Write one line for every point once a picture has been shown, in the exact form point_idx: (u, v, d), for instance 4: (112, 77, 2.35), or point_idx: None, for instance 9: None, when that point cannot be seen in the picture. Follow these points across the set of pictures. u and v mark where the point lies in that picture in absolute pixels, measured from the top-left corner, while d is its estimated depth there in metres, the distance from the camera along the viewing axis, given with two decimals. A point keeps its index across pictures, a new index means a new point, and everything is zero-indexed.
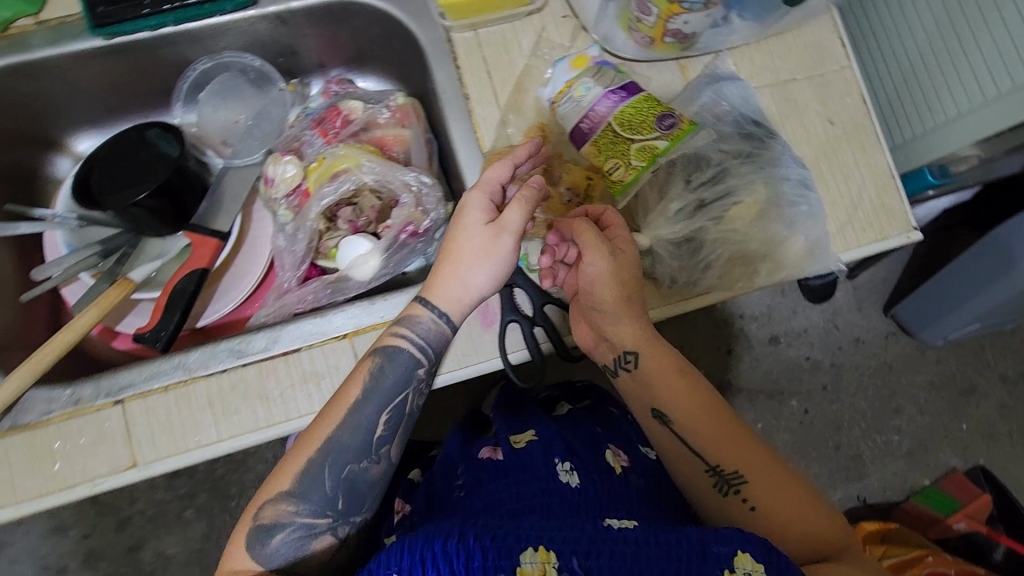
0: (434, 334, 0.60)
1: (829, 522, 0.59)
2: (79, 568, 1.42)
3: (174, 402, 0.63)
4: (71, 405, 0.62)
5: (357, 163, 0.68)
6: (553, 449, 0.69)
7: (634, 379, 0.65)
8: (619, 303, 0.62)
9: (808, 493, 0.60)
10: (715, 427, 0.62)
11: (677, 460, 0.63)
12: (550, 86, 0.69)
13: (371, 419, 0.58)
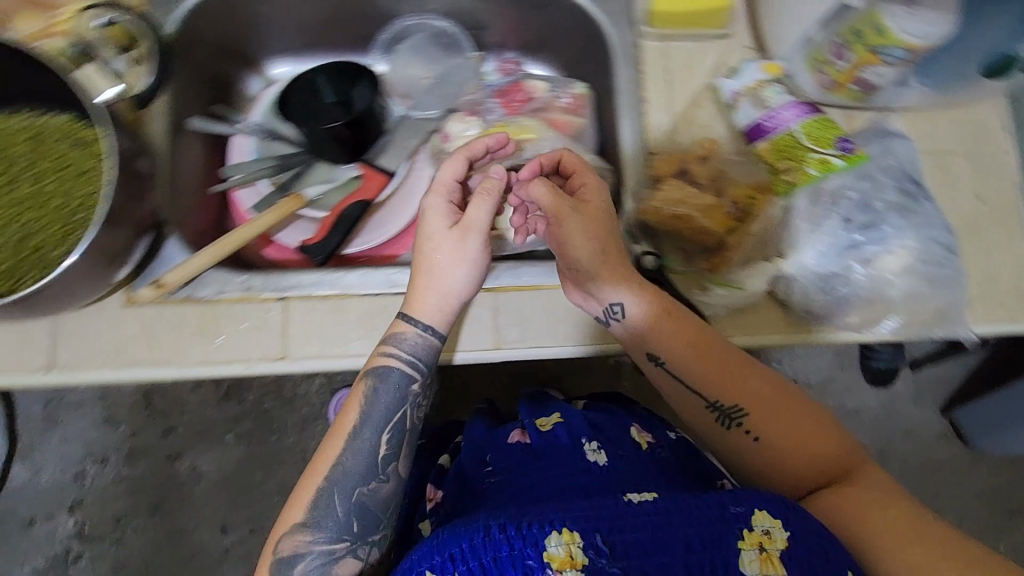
0: (419, 346, 0.66)
1: (837, 444, 0.65)
2: (121, 462, 1.52)
3: (329, 310, 0.69)
4: (241, 291, 0.68)
5: (535, 138, 0.74)
6: (579, 429, 0.77)
7: (626, 327, 0.68)
8: (608, 258, 0.65)
9: (811, 416, 0.67)
10: (705, 364, 0.67)
11: (678, 395, 0.70)
12: (739, 80, 0.74)
13: (370, 441, 0.65)
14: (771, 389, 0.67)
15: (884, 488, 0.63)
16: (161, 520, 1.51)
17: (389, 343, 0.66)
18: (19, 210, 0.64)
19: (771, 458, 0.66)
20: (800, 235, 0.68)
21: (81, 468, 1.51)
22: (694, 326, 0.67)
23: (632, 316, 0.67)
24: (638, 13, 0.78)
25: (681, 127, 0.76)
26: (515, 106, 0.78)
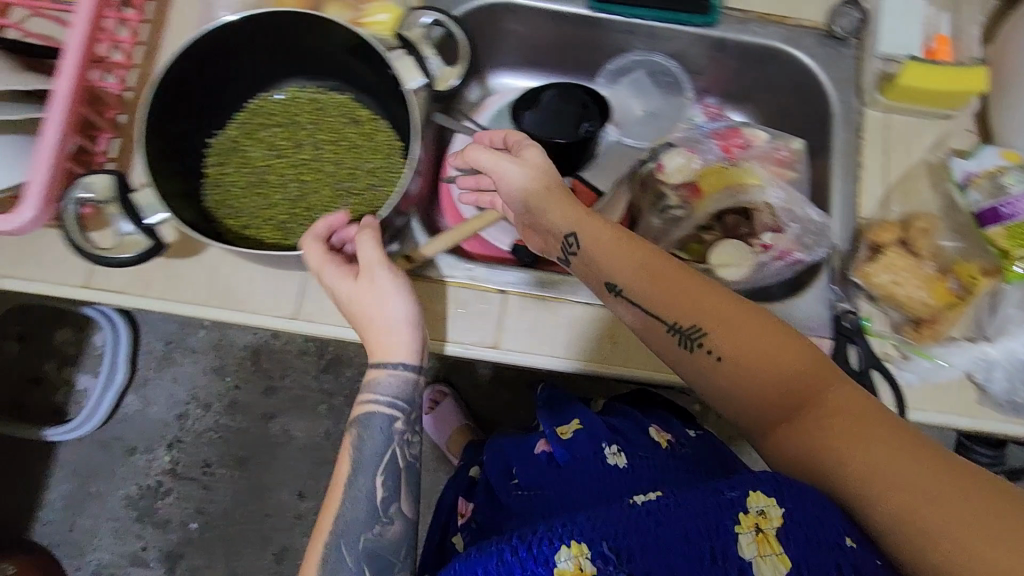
0: (398, 382, 0.64)
1: (802, 365, 0.53)
2: (221, 411, 1.52)
3: (543, 310, 0.73)
4: (466, 278, 0.73)
5: (761, 182, 0.76)
6: (600, 433, 0.79)
7: (582, 261, 0.63)
8: (620, 239, 0.61)
9: (763, 321, 0.55)
10: (660, 283, 0.58)
11: (742, 398, 0.55)
12: (974, 163, 0.73)
13: (369, 486, 0.62)
14: (783, 340, 0.54)
15: (864, 414, 0.49)
16: (246, 473, 1.50)
17: (367, 390, 0.65)
18: (306, 178, 0.71)
19: (816, 426, 0.50)
20: (1009, 324, 0.70)
21: (184, 408, 1.53)
22: (721, 292, 0.57)
23: (629, 281, 0.59)
24: (866, 84, 0.81)
25: (896, 197, 0.78)
26: (734, 150, 0.81)
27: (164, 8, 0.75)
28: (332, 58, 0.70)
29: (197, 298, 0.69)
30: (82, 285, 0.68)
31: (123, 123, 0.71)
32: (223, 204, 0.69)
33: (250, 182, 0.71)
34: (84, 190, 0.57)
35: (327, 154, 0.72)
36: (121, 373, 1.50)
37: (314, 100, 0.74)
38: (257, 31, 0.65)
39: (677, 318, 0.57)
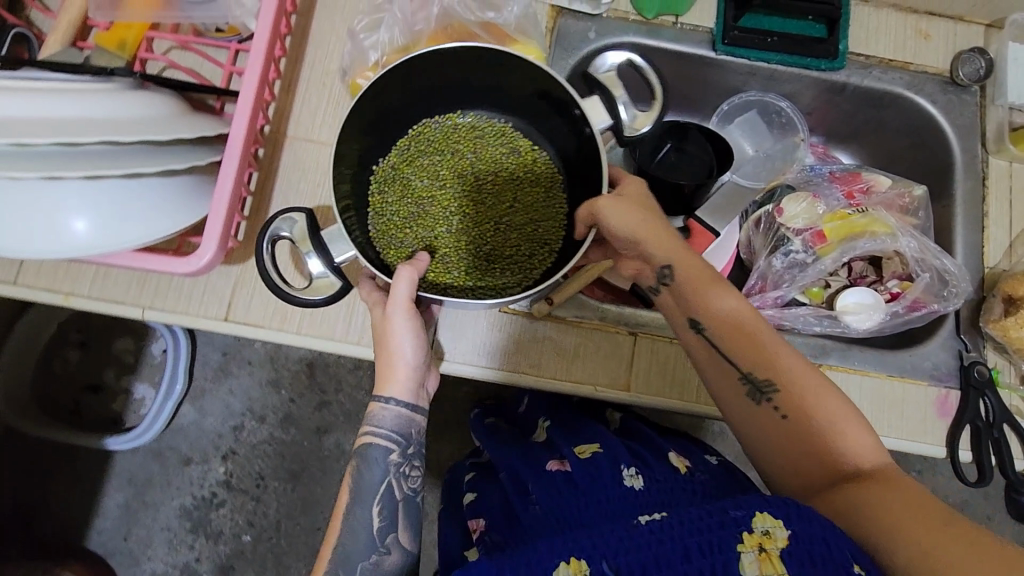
0: (401, 418, 0.63)
1: (856, 439, 0.54)
2: (274, 427, 1.30)
3: (674, 353, 0.73)
4: (597, 318, 0.73)
5: (890, 230, 0.76)
6: (619, 457, 0.73)
7: (670, 296, 0.61)
8: (738, 310, 0.58)
9: (820, 379, 0.56)
10: (745, 337, 0.58)
11: (782, 439, 0.56)
12: None
13: (367, 518, 0.61)
14: (804, 373, 0.56)
15: (900, 495, 0.49)
16: (297, 492, 1.29)
17: (368, 423, 0.63)
18: (468, 210, 0.76)
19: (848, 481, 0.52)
20: None
21: (240, 420, 1.30)
22: (797, 357, 0.57)
23: (716, 320, 0.58)
24: (989, 133, 0.81)
25: (1020, 248, 0.78)
26: (857, 196, 0.81)
27: (300, 43, 0.75)
28: (505, 90, 0.72)
29: (335, 334, 0.70)
30: (223, 318, 0.69)
31: (262, 159, 0.73)
32: (388, 231, 0.73)
33: (412, 210, 0.75)
34: (279, 228, 0.60)
35: (488, 187, 0.77)
36: (180, 385, 1.25)
37: (470, 127, 0.77)
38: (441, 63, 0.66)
39: (753, 367, 0.57)
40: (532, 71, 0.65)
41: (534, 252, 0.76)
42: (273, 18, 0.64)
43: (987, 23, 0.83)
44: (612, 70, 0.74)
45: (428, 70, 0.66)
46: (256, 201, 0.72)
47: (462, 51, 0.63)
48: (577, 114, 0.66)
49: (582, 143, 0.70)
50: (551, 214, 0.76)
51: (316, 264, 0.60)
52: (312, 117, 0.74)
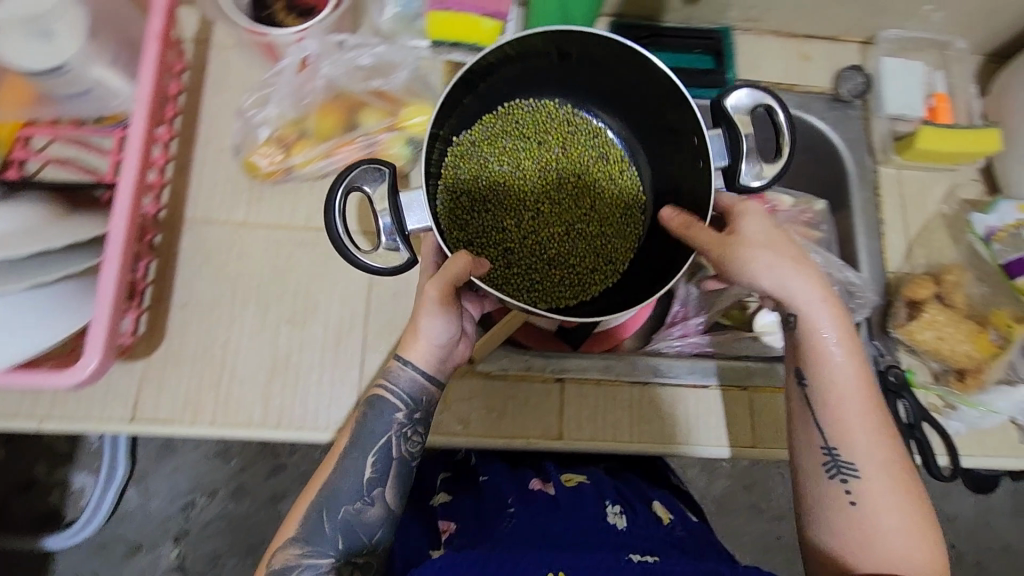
0: (416, 382, 0.60)
1: (921, 549, 0.54)
2: (224, 501, 1.23)
3: (602, 394, 0.74)
4: (524, 370, 0.73)
5: None
6: (606, 492, 0.73)
7: (793, 344, 0.59)
8: (870, 401, 0.57)
9: (906, 474, 0.56)
10: (866, 427, 0.57)
11: (846, 517, 0.56)
12: (996, 216, 0.75)
13: (360, 466, 0.59)
14: (895, 474, 0.56)
15: None
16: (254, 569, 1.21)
17: (383, 376, 0.61)
18: (540, 208, 0.75)
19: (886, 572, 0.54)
20: None
21: (190, 498, 1.21)
22: (898, 454, 0.57)
23: (822, 382, 0.58)
24: (878, 144, 0.85)
25: (918, 250, 0.81)
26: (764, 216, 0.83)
27: (191, 121, 0.73)
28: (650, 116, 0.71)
29: (252, 420, 0.68)
30: (130, 419, 0.66)
31: (159, 245, 0.70)
32: (457, 209, 0.73)
33: (486, 197, 0.74)
34: (361, 179, 0.55)
35: (570, 193, 0.76)
36: (121, 468, 1.17)
37: (565, 120, 0.76)
38: (509, 59, 0.65)
39: (839, 445, 0.57)
40: (641, 71, 0.63)
41: (598, 264, 0.76)
42: (149, 108, 0.61)
43: (863, 40, 0.88)
44: (746, 105, 0.62)
45: (538, 56, 0.66)
46: (156, 290, 0.69)
47: (563, 36, 0.61)
48: (695, 142, 0.64)
49: (664, 137, 0.70)
50: (624, 231, 0.76)
51: (388, 226, 0.56)
52: (209, 196, 0.72)
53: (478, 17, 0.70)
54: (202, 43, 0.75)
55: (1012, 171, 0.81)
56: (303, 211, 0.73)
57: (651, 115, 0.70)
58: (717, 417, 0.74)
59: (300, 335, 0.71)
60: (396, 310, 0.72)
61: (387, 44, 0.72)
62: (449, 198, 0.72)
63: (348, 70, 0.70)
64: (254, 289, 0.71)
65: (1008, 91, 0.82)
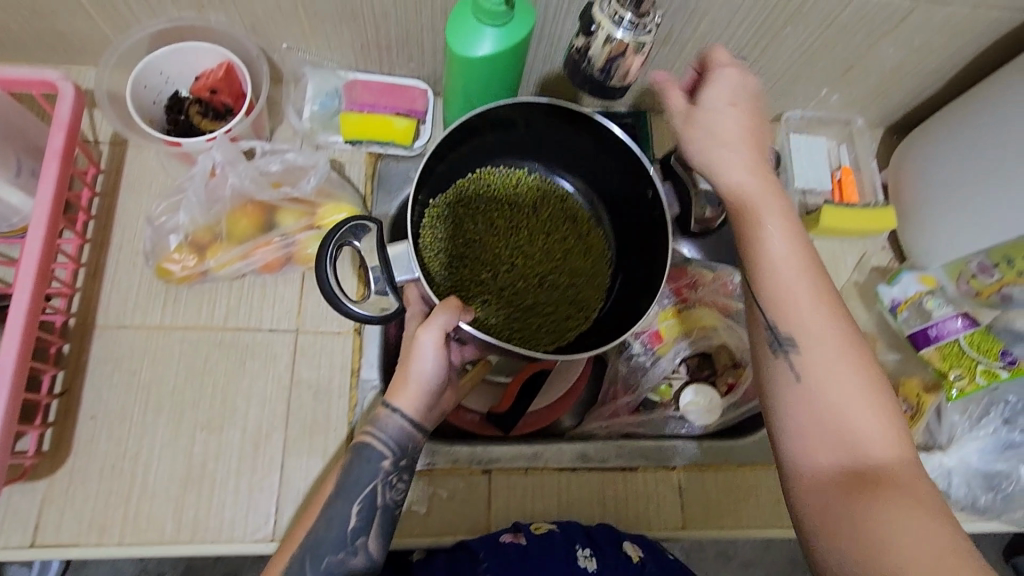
0: (404, 431, 0.58)
1: (885, 447, 0.47)
2: None
3: (529, 484, 0.73)
4: (450, 463, 0.73)
5: (716, 323, 0.80)
6: (575, 533, 0.66)
7: (741, 244, 0.55)
8: (824, 312, 0.51)
9: (869, 377, 0.49)
10: (821, 320, 0.51)
11: (799, 401, 0.50)
12: (899, 288, 0.79)
13: (344, 513, 0.57)
14: (852, 358, 0.50)
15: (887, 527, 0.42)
16: None
17: (371, 423, 0.59)
18: (516, 262, 0.73)
19: (868, 476, 0.46)
20: (956, 431, 0.75)
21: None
22: (857, 371, 0.49)
23: (774, 280, 0.52)
24: None
25: None
26: (685, 292, 0.82)
27: (106, 226, 0.73)
28: (606, 177, 0.74)
29: (163, 536, 0.64)
30: (30, 544, 0.63)
31: (67, 355, 0.69)
32: (438, 271, 0.71)
33: (464, 253, 0.73)
34: (351, 235, 0.59)
35: (546, 248, 0.75)
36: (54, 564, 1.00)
37: (535, 187, 0.77)
38: (487, 127, 0.69)
39: (789, 334, 0.51)
40: (600, 133, 0.68)
41: (576, 311, 0.74)
42: (47, 227, 0.62)
43: (769, 119, 0.92)
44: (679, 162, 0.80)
45: (510, 124, 0.70)
46: (63, 403, 0.67)
47: (536, 108, 0.67)
48: (649, 195, 0.69)
49: (625, 203, 0.74)
50: (592, 278, 0.75)
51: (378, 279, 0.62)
52: (121, 302, 0.71)
53: (392, 117, 0.75)
54: (117, 147, 0.75)
55: (915, 241, 0.84)
56: (220, 310, 0.72)
57: (609, 177, 0.73)
58: (645, 500, 0.74)
59: (217, 440, 0.68)
60: (316, 410, 0.70)
61: (296, 151, 0.72)
62: (429, 262, 0.71)
63: (256, 178, 0.69)
64: (167, 394, 0.69)
65: (907, 164, 0.85)
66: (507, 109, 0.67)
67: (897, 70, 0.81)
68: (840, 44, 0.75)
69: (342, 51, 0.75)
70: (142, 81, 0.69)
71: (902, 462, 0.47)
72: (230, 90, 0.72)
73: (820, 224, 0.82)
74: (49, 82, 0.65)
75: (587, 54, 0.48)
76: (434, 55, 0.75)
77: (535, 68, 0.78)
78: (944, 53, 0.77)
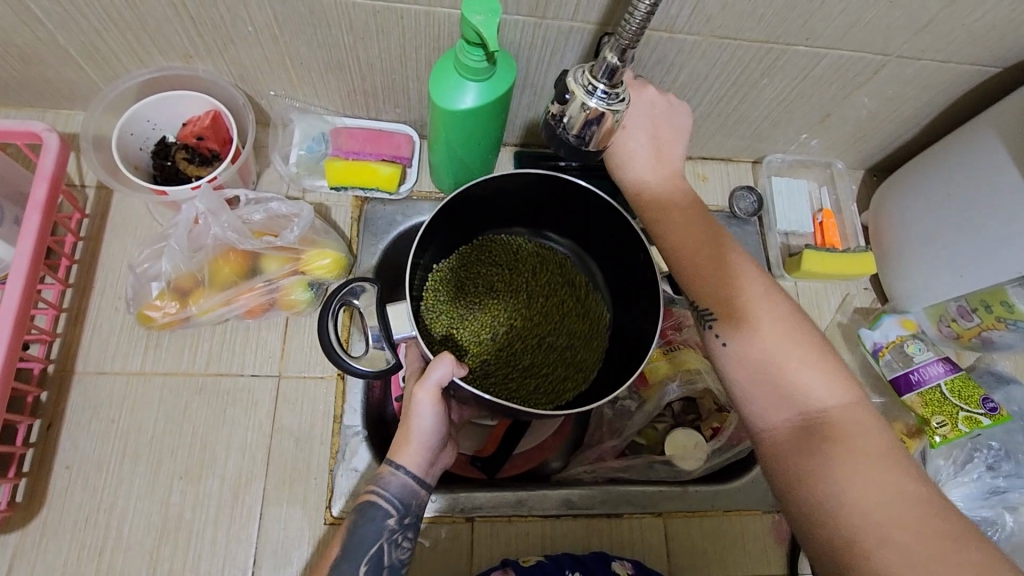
0: (408, 487, 0.58)
1: (827, 398, 0.52)
2: None
3: (516, 532, 0.72)
4: (433, 513, 0.71)
5: (698, 367, 0.79)
6: (566, 561, 0.65)
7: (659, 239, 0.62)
8: (735, 286, 0.57)
9: (809, 334, 0.54)
10: (732, 294, 0.57)
11: (740, 371, 0.55)
12: (880, 332, 0.80)
13: (351, 574, 0.56)
14: (777, 327, 0.55)
15: (854, 478, 0.48)
16: None
17: (373, 481, 0.58)
18: (515, 321, 0.74)
19: (828, 427, 0.51)
20: (940, 476, 0.74)
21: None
22: (780, 330, 0.54)
23: (686, 266, 0.59)
24: (773, 259, 0.88)
25: None
26: (670, 334, 0.83)
27: (89, 271, 0.73)
28: (603, 248, 0.75)
29: None
30: None
31: (45, 403, 0.68)
32: (441, 333, 0.73)
33: (465, 313, 0.74)
34: (349, 295, 0.63)
35: (542, 307, 0.76)
36: None
37: (534, 254, 0.79)
38: (481, 196, 0.71)
39: (709, 309, 0.57)
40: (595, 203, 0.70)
41: (574, 375, 0.74)
42: (27, 276, 0.61)
43: (752, 161, 0.94)
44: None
45: (504, 193, 0.72)
46: (39, 452, 0.66)
47: (526, 177, 0.69)
48: (643, 258, 0.69)
49: (618, 259, 0.74)
50: (590, 341, 0.76)
51: (376, 336, 0.65)
52: (102, 348, 0.70)
53: (377, 164, 0.76)
54: (103, 191, 0.76)
55: (896, 283, 0.85)
56: (202, 355, 0.72)
57: (605, 247, 0.75)
58: (630, 548, 0.74)
59: (195, 490, 0.67)
60: (298, 458, 0.69)
61: (279, 201, 0.72)
62: (432, 323, 0.73)
63: (238, 227, 0.69)
64: (145, 443, 0.68)
65: (887, 208, 0.86)
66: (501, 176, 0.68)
67: (873, 117, 0.82)
68: (817, 93, 0.77)
69: (329, 98, 0.76)
70: (127, 129, 0.70)
71: (845, 400, 0.52)
72: (217, 136, 0.73)
73: (801, 268, 0.84)
74: (34, 132, 0.65)
75: (563, 119, 0.48)
76: (420, 102, 0.76)
77: (520, 114, 0.79)
78: (919, 102, 0.79)
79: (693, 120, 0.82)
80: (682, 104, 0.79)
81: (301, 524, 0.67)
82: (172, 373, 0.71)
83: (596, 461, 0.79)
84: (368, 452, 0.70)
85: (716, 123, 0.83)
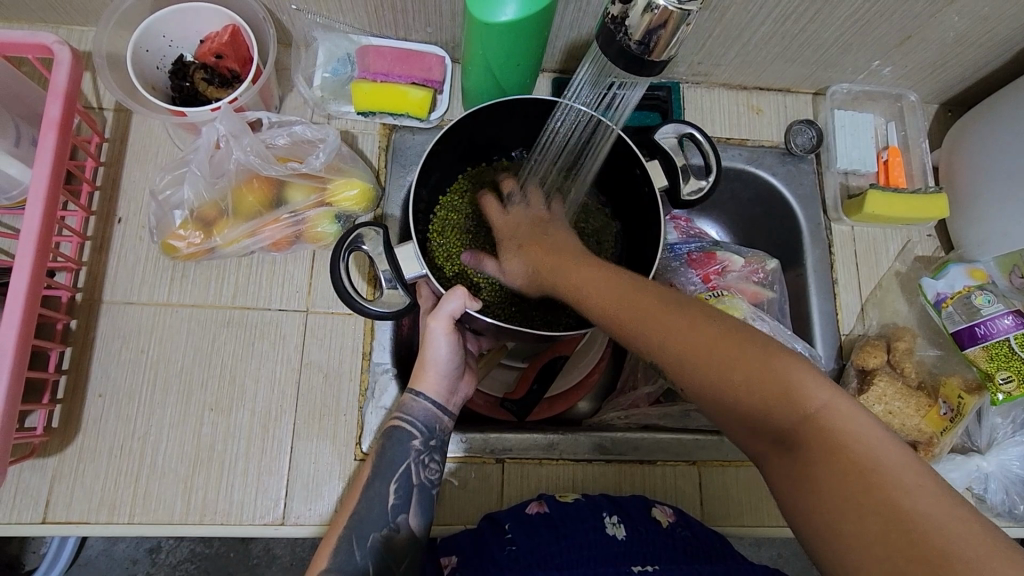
0: (431, 412, 0.59)
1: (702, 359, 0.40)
2: (168, 560, 1.07)
3: (544, 471, 0.71)
4: (462, 452, 0.70)
5: (743, 314, 0.75)
6: (601, 502, 0.64)
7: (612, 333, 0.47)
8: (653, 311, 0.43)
9: (659, 299, 0.44)
10: (659, 316, 0.43)
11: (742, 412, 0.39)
12: (945, 283, 0.74)
13: (381, 492, 0.57)
14: (687, 329, 0.41)
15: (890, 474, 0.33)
16: None
17: (398, 408, 0.60)
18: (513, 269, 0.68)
19: (823, 440, 0.35)
20: (997, 434, 0.73)
21: (157, 540, 1.08)
22: (710, 326, 0.41)
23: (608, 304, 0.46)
24: (830, 201, 0.82)
25: (872, 310, 0.79)
26: (713, 279, 0.81)
27: (110, 197, 0.71)
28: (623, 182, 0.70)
29: (172, 515, 0.64)
30: (41, 520, 0.63)
31: (74, 331, 0.67)
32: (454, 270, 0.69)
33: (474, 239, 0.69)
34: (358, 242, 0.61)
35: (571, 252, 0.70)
36: None
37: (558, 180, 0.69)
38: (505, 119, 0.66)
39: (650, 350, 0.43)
40: (616, 140, 0.66)
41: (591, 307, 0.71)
42: (45, 201, 0.59)
43: (813, 92, 0.85)
44: (673, 135, 0.73)
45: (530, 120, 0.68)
46: (71, 380, 0.66)
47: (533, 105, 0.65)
48: (639, 173, 0.66)
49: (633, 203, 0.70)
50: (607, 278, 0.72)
51: (388, 278, 0.63)
52: (128, 278, 0.69)
53: (407, 87, 0.71)
54: (122, 113, 0.73)
55: (965, 230, 0.78)
56: (228, 286, 0.70)
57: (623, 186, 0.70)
58: (663, 490, 0.72)
59: (225, 421, 0.67)
60: (326, 395, 0.68)
61: (303, 124, 0.69)
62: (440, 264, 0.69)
63: (261, 152, 0.66)
64: (175, 374, 0.67)
65: (963, 146, 0.78)
66: (515, 105, 0.65)
67: (960, 40, 0.73)
68: (899, 11, 0.68)
69: (354, 14, 0.70)
70: (144, 45, 0.65)
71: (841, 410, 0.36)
72: (237, 55, 0.68)
73: (863, 211, 0.77)
74: (45, 45, 0.61)
75: (625, 23, 0.44)
76: (453, 19, 0.70)
77: (562, 34, 0.72)
78: (1016, 23, 0.70)
79: (753, 42, 0.74)
80: (744, 23, 0.71)
81: (330, 459, 0.66)
82: (199, 300, 0.69)
83: (630, 407, 0.79)
84: (396, 389, 0.69)
85: (778, 48, 0.75)
